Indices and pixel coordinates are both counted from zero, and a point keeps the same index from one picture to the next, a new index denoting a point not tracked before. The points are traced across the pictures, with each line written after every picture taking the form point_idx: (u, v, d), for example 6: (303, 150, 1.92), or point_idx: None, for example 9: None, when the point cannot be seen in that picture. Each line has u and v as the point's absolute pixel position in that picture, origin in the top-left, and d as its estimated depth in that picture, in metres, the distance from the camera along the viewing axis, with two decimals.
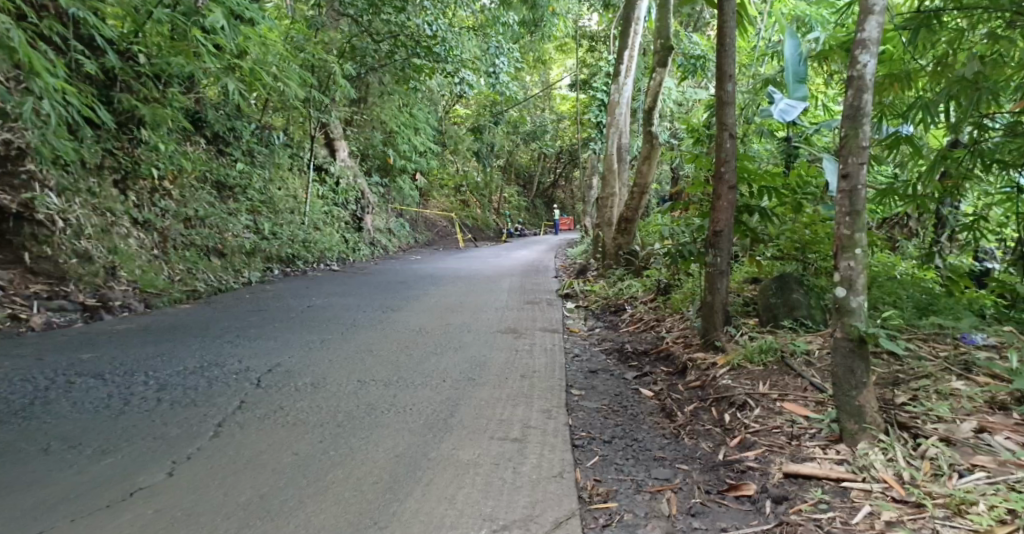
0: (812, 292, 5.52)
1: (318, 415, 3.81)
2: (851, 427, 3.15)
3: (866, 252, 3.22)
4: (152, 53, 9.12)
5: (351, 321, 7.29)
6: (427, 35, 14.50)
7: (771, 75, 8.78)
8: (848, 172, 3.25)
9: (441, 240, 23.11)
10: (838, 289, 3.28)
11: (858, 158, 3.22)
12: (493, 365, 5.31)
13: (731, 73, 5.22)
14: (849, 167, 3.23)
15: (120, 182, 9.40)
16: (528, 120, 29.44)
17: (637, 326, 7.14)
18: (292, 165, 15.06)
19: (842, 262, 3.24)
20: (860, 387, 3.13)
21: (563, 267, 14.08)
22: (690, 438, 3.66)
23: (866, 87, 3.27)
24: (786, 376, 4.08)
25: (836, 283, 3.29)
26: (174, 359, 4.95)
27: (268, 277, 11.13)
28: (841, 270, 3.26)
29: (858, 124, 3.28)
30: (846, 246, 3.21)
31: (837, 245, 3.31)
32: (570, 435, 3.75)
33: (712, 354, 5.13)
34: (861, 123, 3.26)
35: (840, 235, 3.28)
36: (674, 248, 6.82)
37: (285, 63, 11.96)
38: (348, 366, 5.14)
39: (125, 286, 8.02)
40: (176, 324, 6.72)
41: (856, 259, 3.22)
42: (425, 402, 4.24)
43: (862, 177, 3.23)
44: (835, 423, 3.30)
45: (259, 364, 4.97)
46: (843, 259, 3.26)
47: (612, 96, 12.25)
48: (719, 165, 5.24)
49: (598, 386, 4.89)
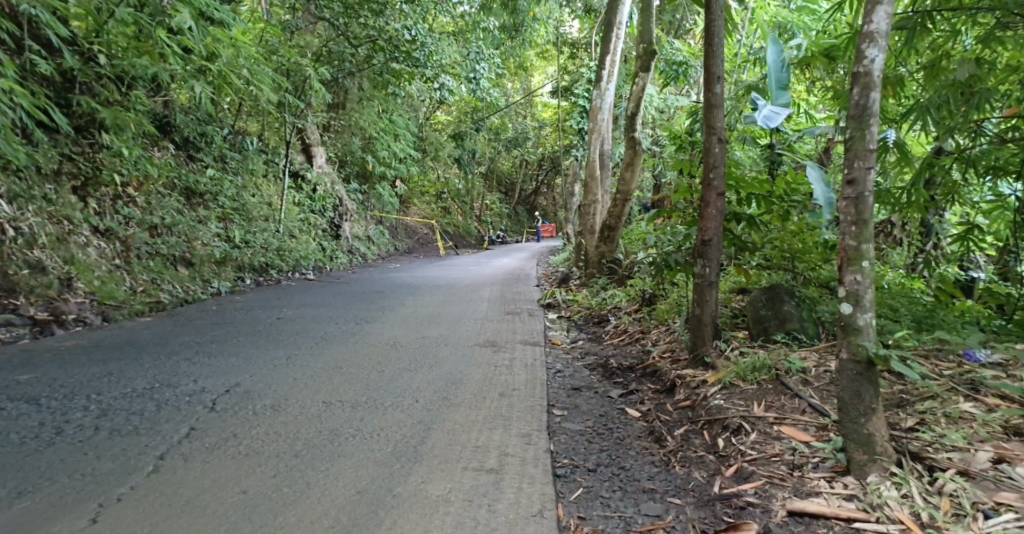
0: (804, 304, 5.27)
1: (274, 444, 3.51)
2: (859, 458, 2.91)
3: (874, 264, 3.00)
4: (114, 54, 8.76)
5: (322, 334, 6.95)
6: (406, 40, 14.19)
7: (755, 80, 8.62)
8: (854, 178, 3.05)
9: (421, 248, 22.76)
10: (844, 304, 3.05)
11: (865, 162, 3.01)
12: (470, 383, 5.01)
13: (720, 74, 4.95)
14: (856, 172, 3.02)
15: (79, 189, 9.01)
16: (510, 127, 29.22)
17: (621, 339, 6.86)
18: (267, 172, 14.67)
19: (848, 276, 3.01)
20: (868, 414, 2.91)
21: (545, 275, 13.81)
22: (682, 466, 3.38)
23: (873, 85, 3.05)
24: (782, 396, 3.81)
25: (842, 299, 3.06)
26: (123, 382, 4.63)
27: (240, 287, 10.74)
28: (846, 285, 3.04)
29: (864, 126, 3.08)
30: (853, 257, 3.00)
31: (841, 258, 3.09)
32: (551, 463, 3.44)
33: (701, 370, 4.85)
34: (867, 124, 3.05)
35: (845, 246, 3.06)
36: (659, 257, 6.55)
37: (258, 66, 11.61)
38: (313, 384, 4.83)
39: (82, 298, 7.62)
40: (133, 339, 6.37)
41: (862, 273, 3.01)
42: (394, 427, 3.93)
43: (869, 184, 3.03)
44: (841, 453, 3.04)
45: (215, 384, 4.66)
46: (848, 273, 3.04)
47: (594, 101, 12.00)
48: (708, 172, 4.98)
49: (581, 405, 4.60)
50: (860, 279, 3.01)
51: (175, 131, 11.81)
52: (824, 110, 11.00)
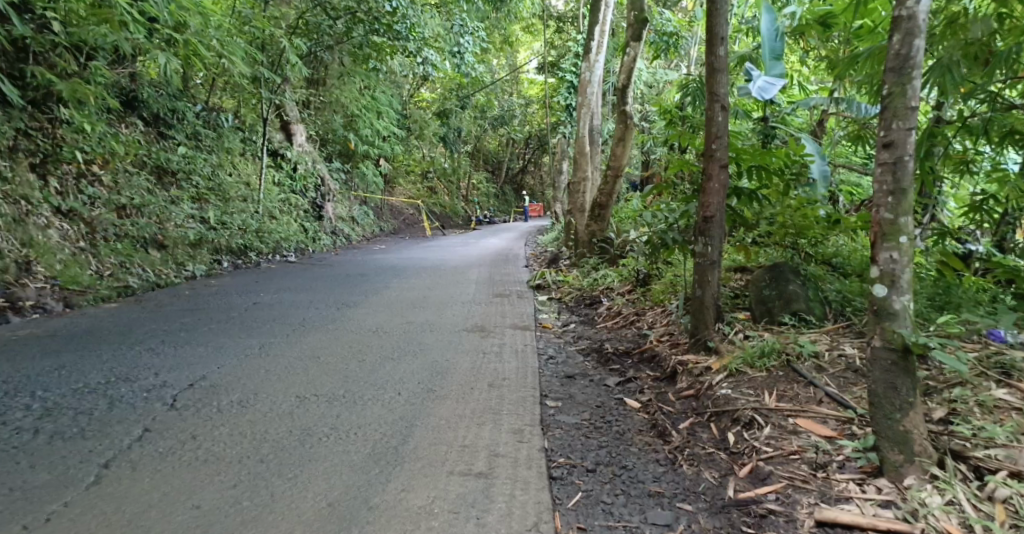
0: (810, 283, 4.97)
1: (237, 447, 3.18)
2: (894, 459, 2.65)
3: (912, 240, 2.73)
4: (71, 22, 8.23)
5: (300, 320, 6.58)
6: (387, 12, 13.69)
7: (748, 51, 8.25)
8: (892, 140, 2.76)
9: (407, 229, 22.29)
10: (877, 285, 2.78)
11: (904, 122, 2.72)
12: (457, 374, 4.67)
13: (723, 34, 4.60)
14: (894, 134, 2.73)
15: (38, 166, 8.55)
16: (496, 104, 28.69)
17: (615, 322, 6.55)
18: (244, 150, 14.14)
19: (882, 254, 2.74)
20: (905, 409, 2.66)
21: (533, 255, 13.45)
22: (689, 465, 3.06)
23: (918, 30, 2.71)
24: (795, 385, 3.49)
25: (875, 279, 2.79)
26: (76, 376, 4.27)
27: (216, 270, 10.30)
28: (880, 264, 2.78)
29: (905, 79, 2.77)
30: (891, 232, 2.71)
31: (876, 233, 2.82)
32: (546, 465, 3.14)
33: (704, 355, 4.53)
34: (909, 77, 2.73)
35: (880, 220, 2.79)
36: (654, 235, 6.21)
37: (230, 38, 11.09)
38: (286, 377, 4.48)
39: (42, 283, 7.21)
40: (95, 328, 5.97)
41: (900, 250, 2.73)
42: (374, 424, 3.60)
43: (909, 147, 2.75)
44: (872, 452, 2.77)
45: (178, 378, 4.30)
46: (883, 250, 2.77)
47: (582, 74, 11.57)
48: (710, 142, 4.64)
49: (576, 395, 4.28)
50: (896, 257, 2.75)
51: (143, 107, 11.30)
52: (819, 81, 10.67)
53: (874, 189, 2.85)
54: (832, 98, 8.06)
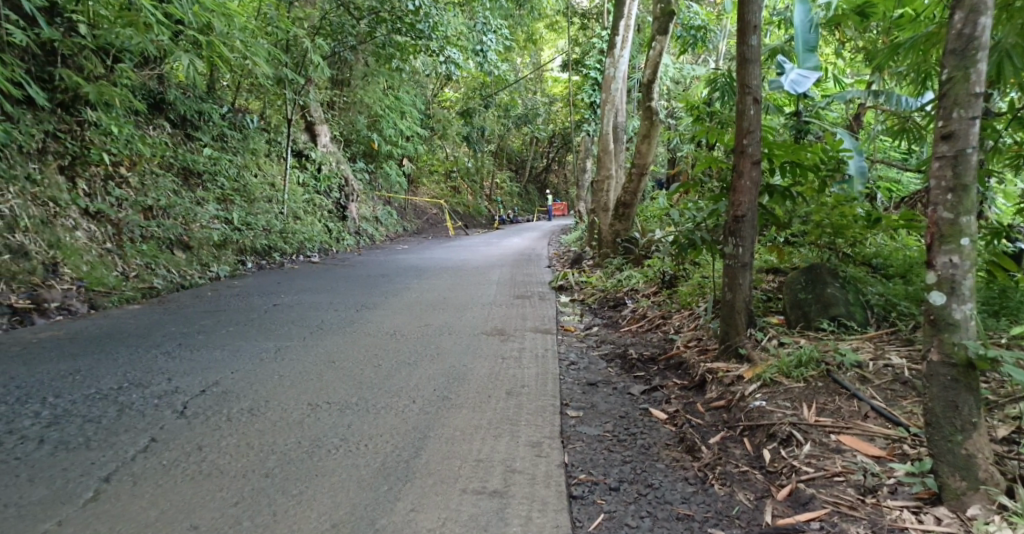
0: (850, 286, 4.73)
1: (241, 459, 3.02)
2: (955, 486, 2.43)
3: (975, 242, 2.50)
4: (97, 24, 8.19)
5: (319, 323, 6.42)
6: (409, 11, 13.60)
7: (779, 43, 7.96)
8: (953, 132, 2.54)
9: (430, 229, 22.18)
10: (934, 293, 2.56)
11: (967, 111, 2.50)
12: (474, 380, 4.48)
13: (756, 23, 4.34)
14: (954, 124, 2.51)
15: (67, 168, 8.50)
16: (520, 103, 28.48)
17: (641, 325, 6.31)
18: (269, 151, 14.11)
19: (941, 258, 2.53)
20: (967, 429, 2.43)
21: (557, 255, 13.24)
22: (722, 485, 2.84)
23: (982, 9, 2.49)
24: (836, 397, 3.24)
25: (931, 285, 2.57)
26: (88, 381, 4.15)
27: (241, 271, 10.23)
28: (938, 269, 2.55)
29: (967, 63, 2.54)
30: (950, 234, 2.50)
31: (933, 235, 2.60)
32: (568, 482, 2.94)
33: (735, 362, 4.28)
34: (972, 61, 2.51)
35: (938, 221, 2.57)
36: (681, 236, 5.96)
37: (255, 39, 11.05)
38: (299, 382, 4.33)
39: (69, 284, 7.13)
40: (114, 329, 5.87)
41: (961, 253, 2.51)
42: (385, 435, 3.42)
43: (972, 139, 2.52)
44: (929, 476, 2.54)
45: (190, 383, 4.16)
46: (942, 253, 2.55)
47: (607, 71, 11.31)
48: (741, 137, 4.39)
49: (599, 405, 4.07)
50: (956, 261, 2.52)
51: (170, 109, 11.29)
52: (853, 75, 10.32)
53: (931, 186, 2.62)
54: (867, 91, 7.74)
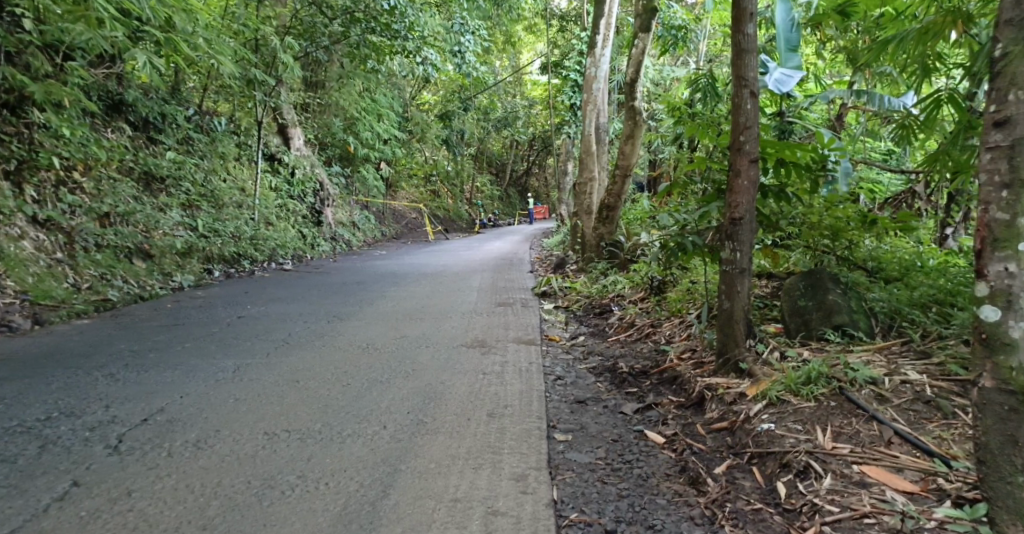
0: (852, 292, 4.42)
1: (177, 511, 2.69)
2: None
3: None
4: (44, 19, 7.67)
5: (285, 336, 6.03)
6: (384, 10, 13.20)
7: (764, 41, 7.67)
8: (1009, 119, 2.25)
9: (409, 233, 21.75)
10: (985, 306, 2.29)
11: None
12: (453, 399, 4.12)
13: (753, 10, 4.02)
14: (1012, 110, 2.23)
15: (12, 174, 8.01)
16: (499, 105, 28.13)
17: (629, 334, 5.96)
18: (239, 155, 13.62)
19: (995, 267, 2.26)
20: None
21: (538, 260, 12.88)
22: (733, 526, 2.51)
23: None
24: (852, 418, 2.90)
25: (982, 298, 2.30)
26: (14, 411, 3.79)
27: (207, 280, 9.76)
28: (991, 280, 2.28)
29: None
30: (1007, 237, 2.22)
31: (984, 238, 2.32)
32: (557, 527, 2.60)
33: (735, 377, 3.93)
34: None
35: (991, 223, 2.29)
36: (669, 239, 5.63)
37: (220, 38, 10.57)
38: (258, 407, 3.95)
39: (12, 298, 6.64)
40: (58, 348, 5.45)
41: (1017, 261, 2.23)
42: (350, 470, 3.06)
43: None
44: (981, 522, 2.24)
45: (131, 412, 3.78)
46: (995, 261, 2.28)
47: (588, 70, 10.97)
48: (738, 133, 4.07)
49: (589, 426, 3.73)
50: (1012, 271, 2.24)
51: (131, 111, 10.79)
52: (836, 74, 10.09)
53: (982, 181, 2.35)
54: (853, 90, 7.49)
